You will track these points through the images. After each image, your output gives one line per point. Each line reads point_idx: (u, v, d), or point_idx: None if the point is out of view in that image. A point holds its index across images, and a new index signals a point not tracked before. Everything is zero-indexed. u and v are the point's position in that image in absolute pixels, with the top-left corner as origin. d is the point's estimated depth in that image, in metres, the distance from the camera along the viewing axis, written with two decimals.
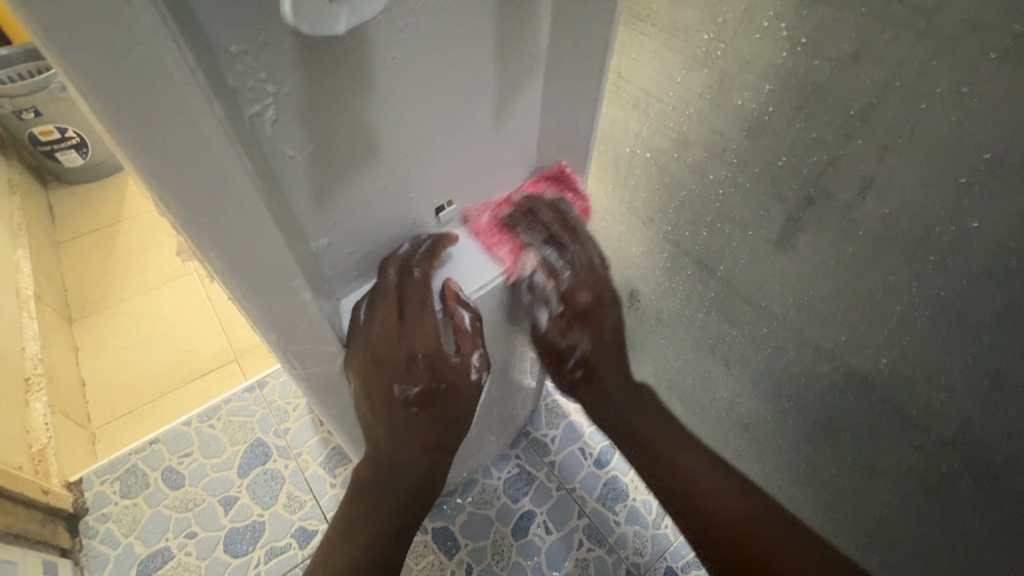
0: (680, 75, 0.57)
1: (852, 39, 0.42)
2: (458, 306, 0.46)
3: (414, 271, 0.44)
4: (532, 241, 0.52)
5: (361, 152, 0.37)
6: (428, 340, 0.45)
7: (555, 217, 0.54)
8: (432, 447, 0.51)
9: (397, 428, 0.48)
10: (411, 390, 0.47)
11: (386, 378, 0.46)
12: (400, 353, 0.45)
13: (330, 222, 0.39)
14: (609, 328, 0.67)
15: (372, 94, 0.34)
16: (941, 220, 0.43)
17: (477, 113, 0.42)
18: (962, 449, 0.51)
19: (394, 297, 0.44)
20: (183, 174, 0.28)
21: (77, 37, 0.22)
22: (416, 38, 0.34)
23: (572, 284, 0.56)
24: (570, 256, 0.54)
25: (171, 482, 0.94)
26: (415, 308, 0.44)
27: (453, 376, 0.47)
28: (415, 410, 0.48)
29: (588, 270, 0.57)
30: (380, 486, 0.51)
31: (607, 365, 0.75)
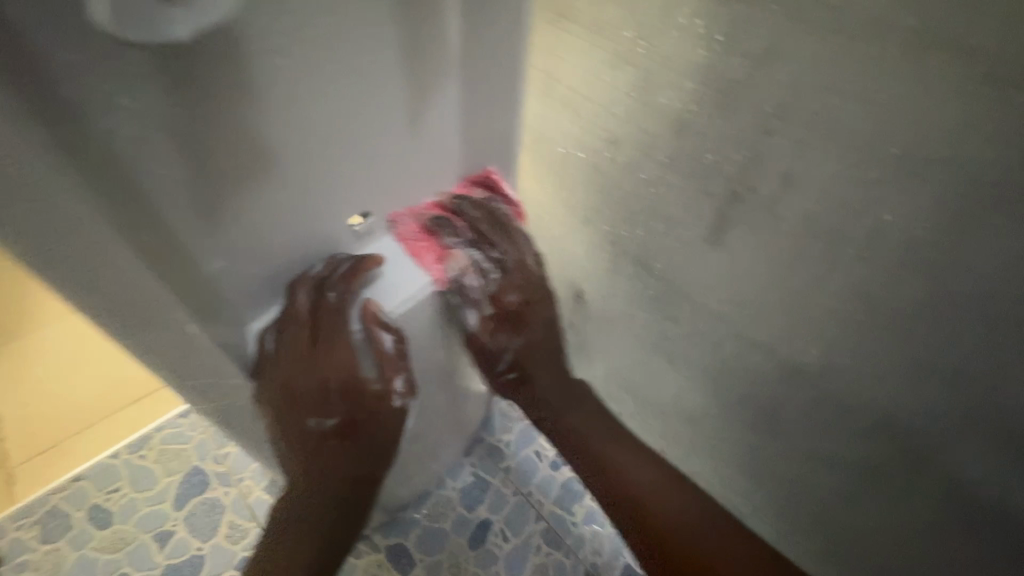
0: (606, 73, 0.56)
1: (766, 35, 0.42)
2: (380, 330, 0.51)
3: (328, 296, 0.48)
4: (455, 243, 0.54)
5: (257, 152, 0.38)
6: (341, 371, 0.51)
7: (471, 218, 0.55)
8: (350, 477, 0.56)
9: (315, 455, 0.53)
10: (326, 422, 0.52)
11: (302, 411, 0.51)
12: (315, 382, 0.50)
13: (223, 221, 0.39)
14: (537, 319, 0.60)
15: (262, 91, 0.35)
16: (857, 213, 0.44)
17: (383, 119, 0.43)
18: (891, 432, 0.53)
19: (306, 325, 0.48)
20: None
21: None
22: (306, 38, 0.35)
23: (496, 281, 0.56)
24: (491, 253, 0.56)
25: (99, 521, 0.88)
26: (330, 338, 0.50)
27: (373, 406, 0.54)
28: (337, 438, 0.54)
29: (509, 268, 0.57)
30: (308, 506, 0.55)
31: (542, 351, 0.61)
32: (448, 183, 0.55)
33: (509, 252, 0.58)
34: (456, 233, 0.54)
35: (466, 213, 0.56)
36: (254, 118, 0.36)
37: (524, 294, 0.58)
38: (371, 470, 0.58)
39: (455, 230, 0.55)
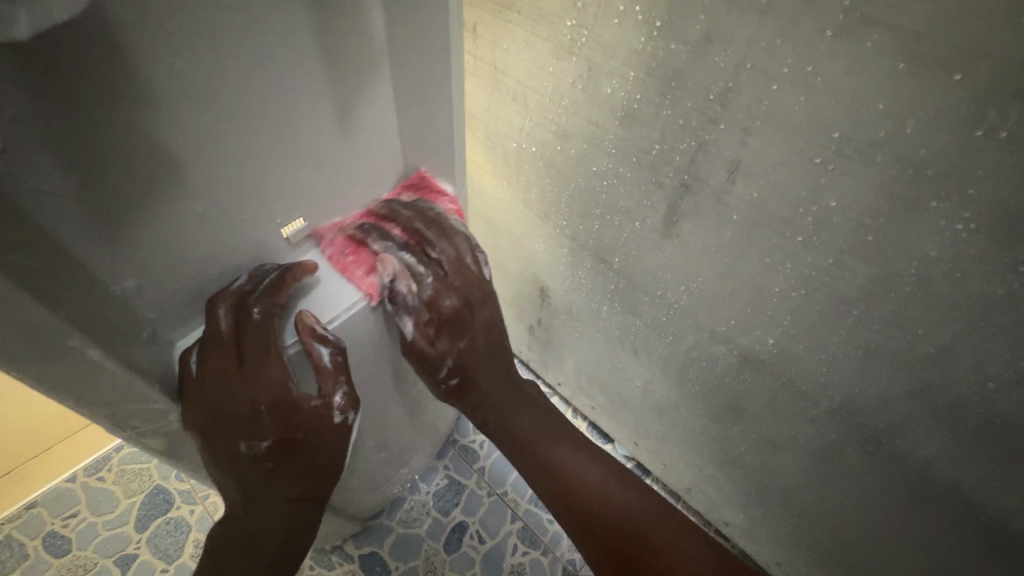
0: (552, 64, 0.54)
1: (702, 21, 0.41)
2: (315, 342, 0.41)
3: (254, 312, 0.40)
4: (389, 246, 0.46)
5: (155, 179, 0.31)
6: (272, 386, 0.40)
7: (416, 215, 0.48)
8: (297, 498, 0.45)
9: (249, 486, 0.42)
10: (259, 446, 0.41)
11: (227, 436, 0.40)
12: (241, 405, 0.40)
13: (131, 259, 0.33)
14: (484, 329, 0.54)
15: (155, 109, 0.29)
16: (803, 201, 0.43)
17: (312, 119, 0.38)
18: (848, 418, 0.52)
19: (229, 342, 0.39)
20: None
21: None
22: (199, 38, 0.29)
23: (435, 288, 0.48)
24: (436, 255, 0.48)
25: (54, 549, 0.84)
26: (257, 353, 0.40)
27: (312, 421, 0.43)
28: (269, 465, 0.42)
29: (459, 271, 0.49)
30: (236, 548, 0.44)
31: (486, 364, 0.56)
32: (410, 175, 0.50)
33: (460, 252, 0.49)
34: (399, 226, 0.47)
35: (412, 207, 0.49)
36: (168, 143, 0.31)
37: (470, 300, 0.51)
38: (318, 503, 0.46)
39: (399, 219, 0.47)
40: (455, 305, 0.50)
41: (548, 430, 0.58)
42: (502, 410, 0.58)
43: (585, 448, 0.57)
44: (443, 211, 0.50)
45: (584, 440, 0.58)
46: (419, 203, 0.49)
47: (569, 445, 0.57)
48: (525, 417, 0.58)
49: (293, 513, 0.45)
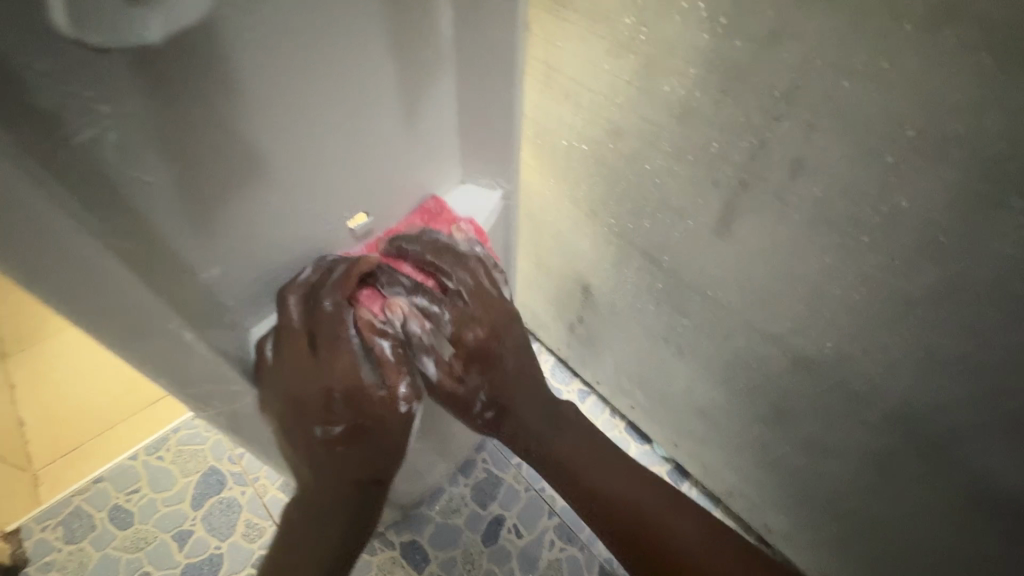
0: (607, 61, 0.55)
1: (769, 16, 0.40)
2: (375, 336, 0.43)
3: (324, 303, 0.41)
4: (399, 289, 0.45)
5: (242, 172, 0.33)
6: (344, 376, 0.42)
7: (427, 248, 0.47)
8: (364, 483, 0.45)
9: (322, 467, 0.45)
10: (333, 432, 0.43)
11: (304, 419, 0.43)
12: (316, 390, 0.42)
13: (218, 249, 0.35)
14: (511, 356, 0.53)
15: (245, 106, 0.31)
16: (870, 200, 0.42)
17: (380, 115, 0.39)
18: (909, 425, 0.50)
19: (302, 332, 0.41)
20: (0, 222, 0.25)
21: None
22: (287, 39, 0.30)
23: (456, 319, 0.47)
24: (453, 284, 0.47)
25: (119, 522, 0.89)
26: (328, 343, 0.41)
27: (381, 412, 0.43)
28: (342, 450, 0.44)
29: (477, 297, 0.48)
30: (306, 520, 0.46)
31: (518, 396, 0.54)
32: (422, 202, 0.49)
33: (477, 277, 0.49)
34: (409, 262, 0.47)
35: (424, 238, 0.47)
36: (260, 139, 0.33)
37: (498, 327, 0.50)
38: (382, 490, 0.46)
39: (411, 255, 0.46)
40: (479, 336, 0.49)
41: (583, 443, 0.54)
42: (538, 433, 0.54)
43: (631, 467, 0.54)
44: (453, 237, 0.49)
45: (627, 456, 0.54)
46: (428, 233, 0.48)
47: (608, 463, 0.53)
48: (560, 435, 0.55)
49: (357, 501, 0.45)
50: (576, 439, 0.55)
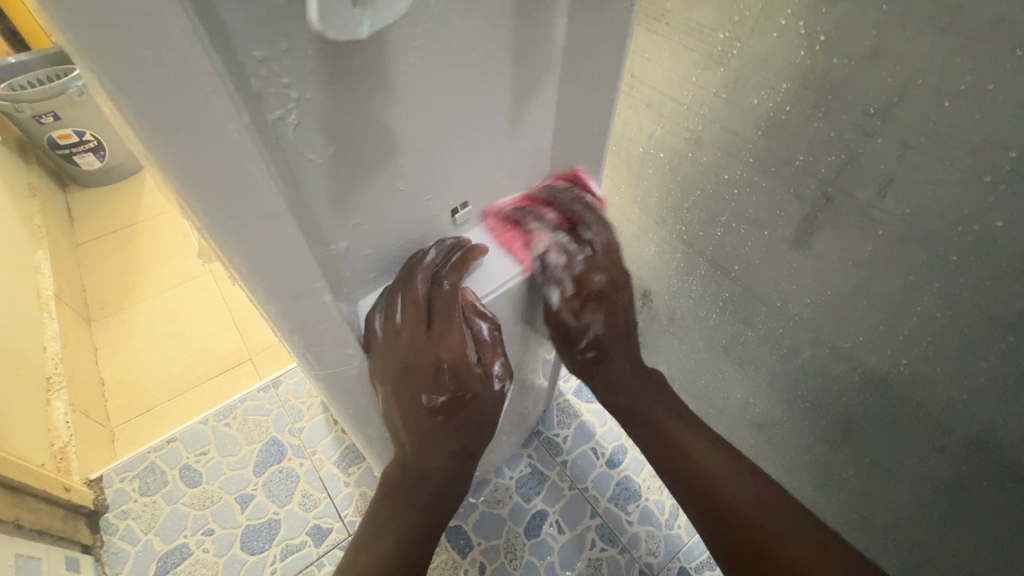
0: (695, 74, 0.57)
1: (872, 36, 0.42)
2: (477, 318, 0.48)
3: (444, 283, 0.46)
4: (542, 226, 0.53)
5: (381, 157, 0.37)
6: (453, 351, 0.48)
7: (574, 201, 0.54)
8: (456, 452, 0.53)
9: (425, 433, 0.51)
10: (437, 399, 0.50)
11: (415, 386, 0.48)
12: (428, 361, 0.47)
13: (349, 225, 0.39)
14: (622, 310, 0.61)
15: (393, 98, 0.35)
16: (964, 218, 0.43)
17: (494, 114, 0.43)
18: (985, 451, 0.50)
19: (422, 307, 0.45)
20: (217, 187, 0.28)
21: (118, 39, 0.21)
22: (435, 40, 0.34)
23: (586, 265, 0.56)
24: (589, 237, 0.56)
25: (188, 480, 0.95)
26: (443, 321, 0.47)
27: (477, 386, 0.51)
28: (441, 418, 0.51)
29: (605, 251, 0.57)
30: (406, 488, 0.52)
31: (619, 345, 0.63)
32: (568, 171, 0.55)
33: (609, 237, 0.57)
34: (557, 208, 0.54)
35: (570, 191, 0.55)
36: (399, 130, 0.37)
37: (616, 280, 0.59)
38: (471, 459, 0.55)
39: (562, 203, 0.54)
40: (601, 283, 0.58)
41: (668, 414, 0.61)
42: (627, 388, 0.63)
43: (708, 434, 0.59)
44: (592, 197, 0.57)
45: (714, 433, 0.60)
46: (573, 188, 0.55)
47: (689, 429, 0.59)
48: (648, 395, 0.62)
49: (455, 464, 0.54)
50: (659, 403, 0.62)
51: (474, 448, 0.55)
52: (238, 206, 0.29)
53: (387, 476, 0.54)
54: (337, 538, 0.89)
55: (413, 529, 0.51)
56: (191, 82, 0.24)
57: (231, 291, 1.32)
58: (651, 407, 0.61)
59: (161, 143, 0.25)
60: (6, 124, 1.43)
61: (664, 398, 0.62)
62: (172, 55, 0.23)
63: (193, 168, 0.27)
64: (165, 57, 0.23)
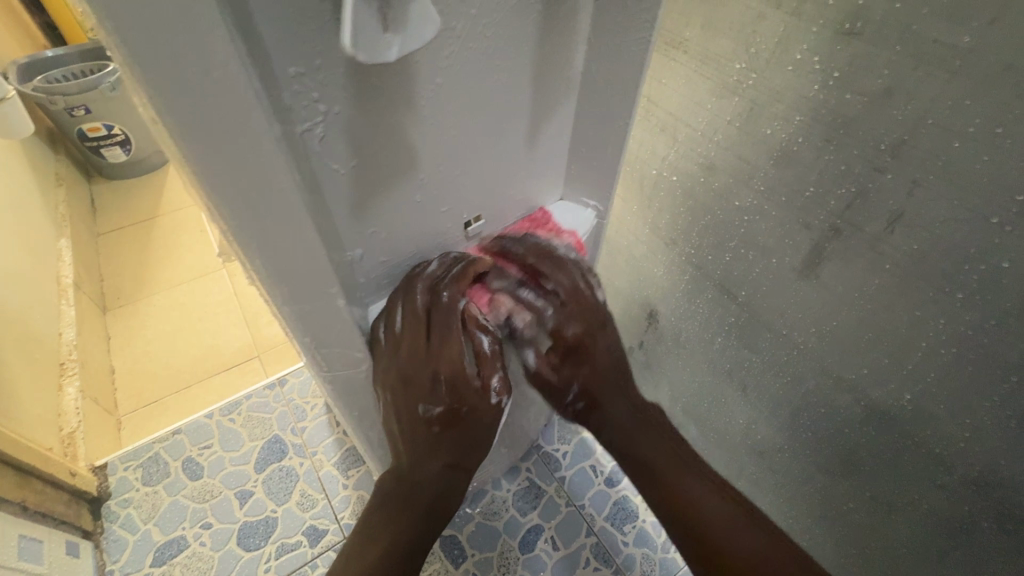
0: (710, 101, 0.58)
1: (885, 75, 0.43)
2: (477, 331, 0.47)
3: (442, 294, 0.46)
4: (504, 286, 0.51)
5: (400, 170, 0.39)
6: (452, 363, 0.46)
7: (528, 251, 0.51)
8: (452, 464, 0.51)
9: (419, 443, 0.50)
10: (434, 410, 0.48)
11: (410, 396, 0.48)
12: (426, 371, 0.47)
13: (365, 233, 0.41)
14: (603, 350, 0.56)
15: (415, 115, 0.36)
16: (970, 258, 0.43)
17: (510, 132, 0.44)
18: (986, 491, 0.49)
19: (422, 317, 0.45)
20: (246, 194, 0.29)
21: (167, 54, 0.23)
22: (458, 62, 0.36)
23: (557, 319, 0.52)
24: (553, 287, 0.51)
25: (190, 473, 0.97)
26: (441, 332, 0.46)
27: (475, 400, 0.49)
28: (438, 429, 0.50)
29: (575, 298, 0.52)
30: (399, 497, 0.52)
31: (611, 392, 0.59)
32: (529, 211, 0.55)
33: (574, 281, 0.52)
34: (517, 264, 0.51)
35: (529, 243, 0.52)
36: (418, 145, 0.38)
37: (592, 324, 0.54)
38: (466, 473, 0.53)
39: (518, 257, 0.51)
40: (577, 334, 0.53)
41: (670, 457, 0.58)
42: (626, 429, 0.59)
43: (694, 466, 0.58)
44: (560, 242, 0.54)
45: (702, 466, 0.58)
46: (532, 237, 0.53)
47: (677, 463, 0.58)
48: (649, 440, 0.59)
49: (450, 477, 0.52)
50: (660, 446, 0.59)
51: (471, 464, 0.52)
52: (265, 213, 0.31)
53: (381, 481, 0.54)
54: (332, 540, 0.89)
55: (402, 535, 0.51)
56: (230, 96, 0.25)
57: (243, 288, 1.34)
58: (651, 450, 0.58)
59: (198, 151, 0.27)
60: (39, 115, 1.48)
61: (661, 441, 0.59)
62: (216, 69, 0.24)
63: (226, 176, 0.28)
64: (210, 70, 0.24)
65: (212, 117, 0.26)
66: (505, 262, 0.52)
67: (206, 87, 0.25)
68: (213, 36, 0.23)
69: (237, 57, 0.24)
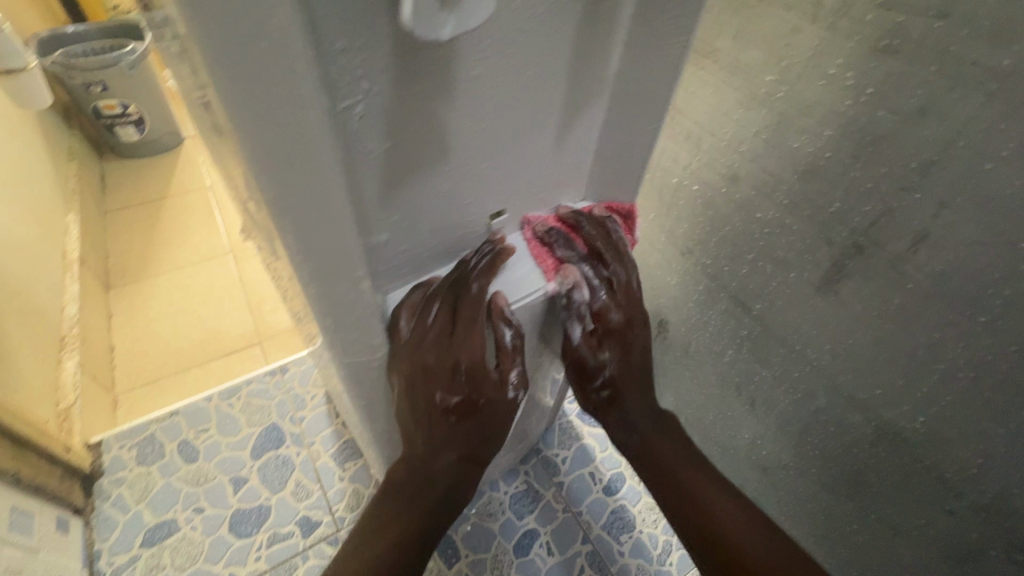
0: (737, 112, 0.58)
1: (919, 94, 0.43)
2: (501, 324, 0.48)
3: (473, 286, 0.47)
4: (572, 256, 0.53)
5: (432, 157, 0.38)
6: (473, 353, 0.47)
7: (598, 235, 0.54)
8: (465, 458, 0.50)
9: (436, 434, 0.49)
10: (451, 400, 0.48)
11: (430, 386, 0.47)
12: (445, 362, 0.47)
13: (392, 218, 0.40)
14: (639, 350, 0.57)
15: (452, 103, 0.36)
16: (994, 281, 0.42)
17: (542, 128, 0.44)
18: (996, 519, 0.49)
19: (450, 306, 0.47)
20: (284, 167, 0.29)
21: (220, 18, 0.23)
22: (499, 51, 0.36)
23: (606, 302, 0.54)
24: (611, 272, 0.54)
25: (185, 456, 0.96)
26: (466, 322, 0.47)
27: (491, 392, 0.49)
28: (454, 420, 0.49)
29: (626, 291, 0.55)
30: (414, 486, 0.50)
31: (636, 388, 0.57)
32: (605, 201, 0.57)
33: (629, 275, 0.54)
34: (585, 241, 0.53)
35: (599, 224, 0.54)
36: (452, 132, 0.38)
37: (634, 321, 0.55)
38: (478, 469, 0.52)
39: (586, 235, 0.53)
40: (619, 321, 0.55)
41: (683, 455, 0.54)
42: (643, 430, 0.56)
43: (720, 478, 0.53)
44: (621, 232, 0.56)
45: (718, 473, 0.53)
46: (603, 219, 0.55)
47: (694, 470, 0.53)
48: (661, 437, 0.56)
49: (464, 471, 0.51)
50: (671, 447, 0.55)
51: (484, 458, 0.52)
52: (300, 188, 0.30)
53: (393, 472, 0.52)
54: (325, 532, 0.88)
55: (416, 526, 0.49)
56: (282, 65, 0.25)
57: (249, 274, 1.33)
58: (661, 445, 0.55)
59: (241, 120, 0.26)
60: (57, 90, 1.49)
61: (676, 438, 0.56)
62: (270, 37, 0.24)
63: (265, 147, 0.28)
64: (264, 39, 0.24)
65: (259, 85, 0.25)
66: (573, 238, 0.53)
67: (255, 54, 0.24)
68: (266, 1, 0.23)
69: (289, 26, 0.24)
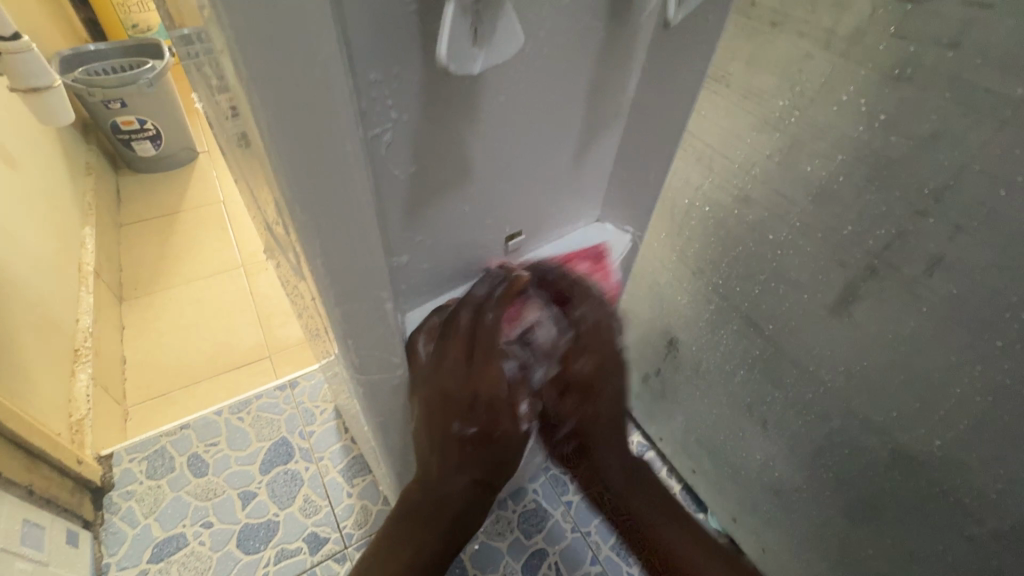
0: (750, 135, 0.59)
1: (933, 119, 0.43)
2: (512, 356, 0.49)
3: (487, 316, 0.47)
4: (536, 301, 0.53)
5: (454, 179, 0.39)
6: (493, 386, 0.46)
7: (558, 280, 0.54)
8: (479, 481, 0.50)
9: (451, 459, 0.48)
10: (468, 430, 0.48)
11: (446, 414, 0.47)
12: (465, 394, 0.46)
13: (414, 238, 0.41)
14: (609, 390, 0.56)
15: (476, 128, 0.37)
16: (1011, 306, 0.43)
17: (560, 151, 0.45)
18: (1016, 546, 0.48)
19: (465, 337, 0.47)
20: (315, 191, 0.30)
21: (265, 52, 0.24)
22: (522, 79, 0.37)
23: (569, 345, 0.54)
24: (577, 314, 0.54)
25: (195, 469, 0.96)
26: (485, 352, 0.46)
27: (505, 423, 0.49)
28: (470, 448, 0.49)
29: (593, 332, 0.54)
30: (427, 508, 0.49)
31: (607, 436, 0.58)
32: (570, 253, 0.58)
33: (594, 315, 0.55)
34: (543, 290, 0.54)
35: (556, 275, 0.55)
36: (475, 155, 0.39)
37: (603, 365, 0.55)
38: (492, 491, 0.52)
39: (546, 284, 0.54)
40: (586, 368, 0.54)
41: (651, 496, 0.57)
42: (612, 475, 0.59)
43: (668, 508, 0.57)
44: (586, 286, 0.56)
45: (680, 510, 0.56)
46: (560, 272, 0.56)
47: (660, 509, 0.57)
48: (626, 482, 0.58)
49: (477, 494, 0.50)
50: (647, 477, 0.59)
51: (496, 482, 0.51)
52: (328, 210, 0.31)
53: (404, 493, 0.51)
54: (333, 549, 0.87)
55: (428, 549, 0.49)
56: (321, 94, 0.26)
57: (259, 288, 1.35)
58: (630, 490, 0.58)
59: (276, 146, 0.27)
60: (76, 106, 1.52)
61: (647, 480, 0.58)
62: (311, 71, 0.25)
63: (299, 172, 0.28)
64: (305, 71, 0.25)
65: (296, 113, 0.26)
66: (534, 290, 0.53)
67: (295, 85, 0.25)
68: (310, 35, 0.24)
69: (327, 56, 0.25)
